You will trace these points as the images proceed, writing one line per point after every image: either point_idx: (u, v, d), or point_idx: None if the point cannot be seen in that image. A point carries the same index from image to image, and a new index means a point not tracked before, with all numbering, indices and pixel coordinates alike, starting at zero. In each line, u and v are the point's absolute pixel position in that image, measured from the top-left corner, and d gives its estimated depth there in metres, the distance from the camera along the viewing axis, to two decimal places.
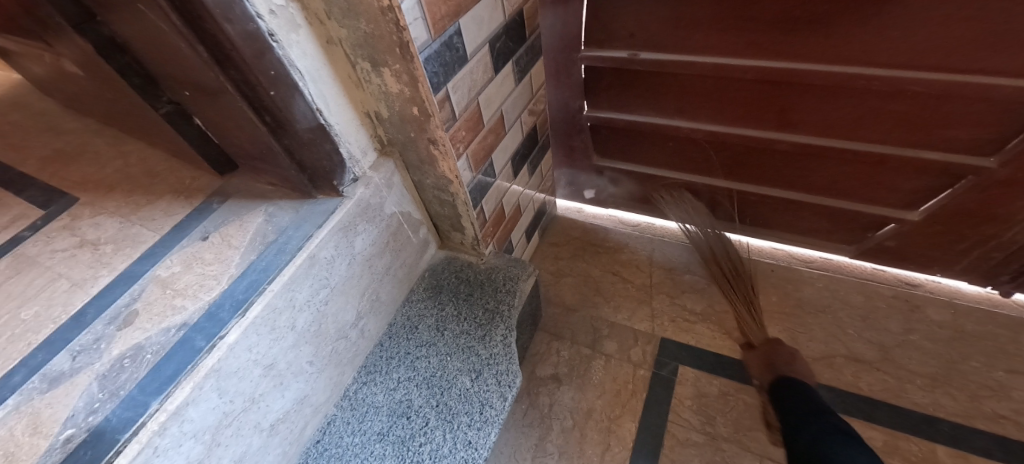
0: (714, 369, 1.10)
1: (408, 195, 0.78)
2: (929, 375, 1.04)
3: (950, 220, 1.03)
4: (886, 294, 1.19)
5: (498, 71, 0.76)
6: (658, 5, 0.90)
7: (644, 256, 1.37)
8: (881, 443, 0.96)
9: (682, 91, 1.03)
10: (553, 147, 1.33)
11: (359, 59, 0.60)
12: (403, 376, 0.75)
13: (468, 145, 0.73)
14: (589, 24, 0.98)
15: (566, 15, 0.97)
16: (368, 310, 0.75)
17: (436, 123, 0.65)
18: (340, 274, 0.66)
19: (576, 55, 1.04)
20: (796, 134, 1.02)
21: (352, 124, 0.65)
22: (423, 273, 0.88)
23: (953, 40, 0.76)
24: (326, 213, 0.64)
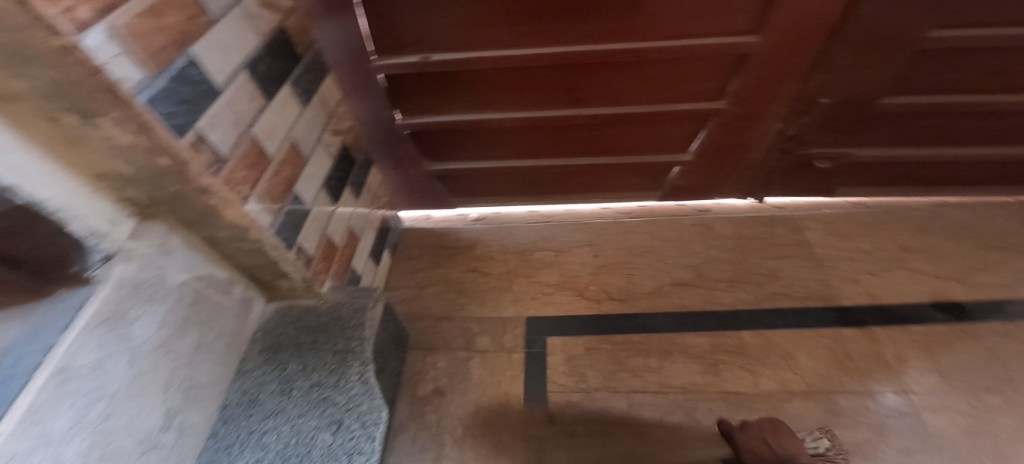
0: (575, 330, 1.19)
1: (199, 258, 0.70)
2: (730, 279, 1.26)
3: (716, 154, 1.26)
4: (688, 224, 1.41)
5: (272, 98, 0.74)
6: (436, 7, 0.92)
7: (497, 246, 1.42)
8: (709, 345, 1.12)
9: (483, 84, 1.08)
10: (378, 163, 1.27)
11: (60, 113, 0.50)
12: (251, 458, 0.70)
13: (254, 186, 0.69)
14: (372, 32, 0.97)
15: (347, 27, 0.94)
16: (182, 403, 0.67)
17: (196, 171, 0.59)
18: (122, 379, 0.57)
19: (369, 66, 1.01)
20: (588, 107, 1.14)
21: (86, 199, 0.56)
22: (253, 335, 0.82)
23: (676, 9, 0.92)
24: (75, 309, 0.54)
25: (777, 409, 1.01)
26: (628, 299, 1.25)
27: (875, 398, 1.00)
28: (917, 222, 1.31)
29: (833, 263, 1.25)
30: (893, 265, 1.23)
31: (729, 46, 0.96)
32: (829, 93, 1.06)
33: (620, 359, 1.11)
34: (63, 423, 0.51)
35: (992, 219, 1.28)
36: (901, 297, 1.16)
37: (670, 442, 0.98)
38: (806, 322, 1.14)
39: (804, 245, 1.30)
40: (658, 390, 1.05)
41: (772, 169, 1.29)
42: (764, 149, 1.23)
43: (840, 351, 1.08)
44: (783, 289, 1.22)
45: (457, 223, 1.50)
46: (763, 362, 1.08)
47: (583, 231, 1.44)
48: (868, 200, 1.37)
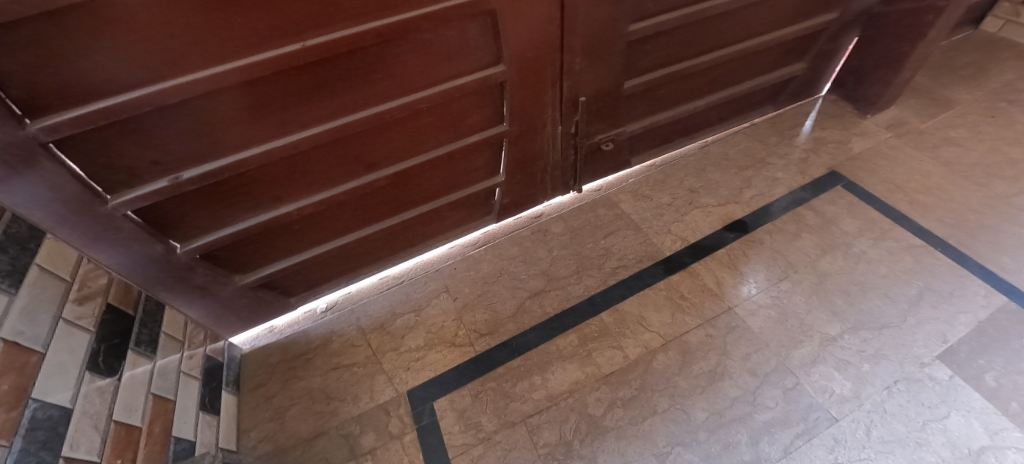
0: (458, 382, 1.15)
1: None
2: (575, 270, 1.34)
3: (520, 169, 1.33)
4: (527, 234, 1.46)
5: None
6: (162, 126, 0.83)
7: (354, 329, 1.30)
8: (578, 340, 1.18)
9: (259, 183, 1.01)
10: (174, 301, 1.10)
11: None
12: None
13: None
14: (94, 173, 0.83)
15: (53, 180, 0.79)
16: None
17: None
18: None
19: (109, 209, 0.87)
20: (382, 169, 1.12)
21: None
22: None
23: (416, 63, 0.95)
24: None
25: (647, 371, 1.10)
26: (497, 329, 1.24)
27: (713, 324, 1.16)
28: (693, 165, 1.55)
29: (649, 224, 1.41)
30: (688, 207, 1.43)
31: (479, 79, 1.03)
32: (584, 91, 1.19)
33: (508, 391, 1.11)
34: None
35: (739, 144, 1.58)
36: (701, 232, 1.36)
37: (575, 449, 1.01)
38: (644, 283, 1.27)
39: (622, 217, 1.44)
40: (550, 404, 1.08)
41: (573, 163, 1.40)
42: (558, 148, 1.33)
43: (676, 296, 1.22)
44: (619, 262, 1.33)
45: (305, 322, 1.35)
46: (623, 334, 1.17)
47: (436, 279, 1.39)
48: (655, 159, 1.58)
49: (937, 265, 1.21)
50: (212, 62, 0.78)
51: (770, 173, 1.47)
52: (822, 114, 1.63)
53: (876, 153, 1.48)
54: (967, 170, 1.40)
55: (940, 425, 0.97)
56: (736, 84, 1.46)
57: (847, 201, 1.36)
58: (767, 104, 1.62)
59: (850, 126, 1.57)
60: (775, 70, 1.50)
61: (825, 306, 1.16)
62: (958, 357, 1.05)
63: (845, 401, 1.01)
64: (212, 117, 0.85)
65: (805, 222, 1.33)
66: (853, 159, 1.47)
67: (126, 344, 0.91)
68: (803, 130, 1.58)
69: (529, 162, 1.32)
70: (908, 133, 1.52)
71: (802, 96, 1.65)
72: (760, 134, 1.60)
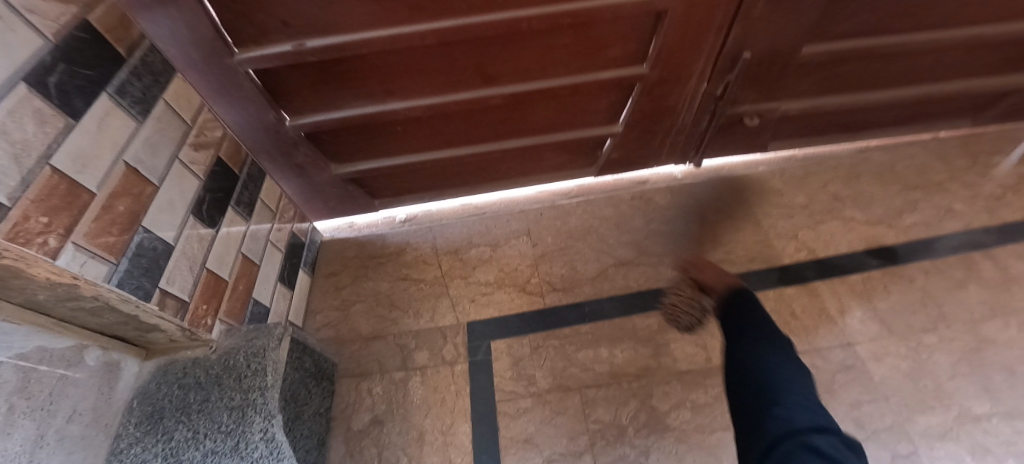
0: (520, 329, 1.09)
1: (21, 326, 0.57)
2: (672, 251, 1.20)
3: (643, 123, 1.18)
4: (627, 198, 1.32)
5: (84, 114, 0.58)
6: None
7: (428, 247, 1.28)
8: (657, 325, 1.07)
9: (378, 71, 0.96)
10: (273, 171, 1.12)
11: None
12: None
13: (68, 232, 0.55)
14: (225, 20, 0.82)
15: (187, 15, 0.77)
16: None
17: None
18: None
19: (233, 61, 0.86)
20: (500, 85, 1.03)
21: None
22: (129, 404, 0.72)
23: None
24: None
25: None
26: (573, 288, 1.16)
27: (821, 356, 0.98)
28: (845, 168, 1.31)
29: (772, 222, 1.22)
30: (826, 215, 1.22)
31: (637, 3, 0.88)
32: (753, 46, 1.00)
33: (570, 355, 1.04)
34: None
35: (912, 158, 1.30)
36: (835, 248, 1.15)
37: (627, 436, 0.92)
38: (750, 286, 1.11)
39: (741, 206, 1.26)
40: (611, 381, 0.99)
41: (705, 130, 1.23)
42: (693, 110, 1.16)
43: (785, 312, 1.05)
44: (726, 254, 1.17)
45: (383, 227, 1.34)
46: (712, 334, 1.04)
47: (520, 219, 1.31)
48: (798, 152, 1.36)
49: None
50: None
51: (944, 202, 1.21)
52: None
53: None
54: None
55: None
56: (938, 83, 1.18)
57: None
58: (966, 118, 1.31)
59: None
60: (998, 76, 1.19)
61: (977, 376, 0.94)
62: None
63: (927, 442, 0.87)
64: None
65: (977, 271, 1.08)
66: None
67: (228, 200, 0.91)
68: (1003, 161, 1.27)
69: (656, 118, 1.17)
70: None
71: (1016, 117, 1.31)
72: (943, 152, 1.30)
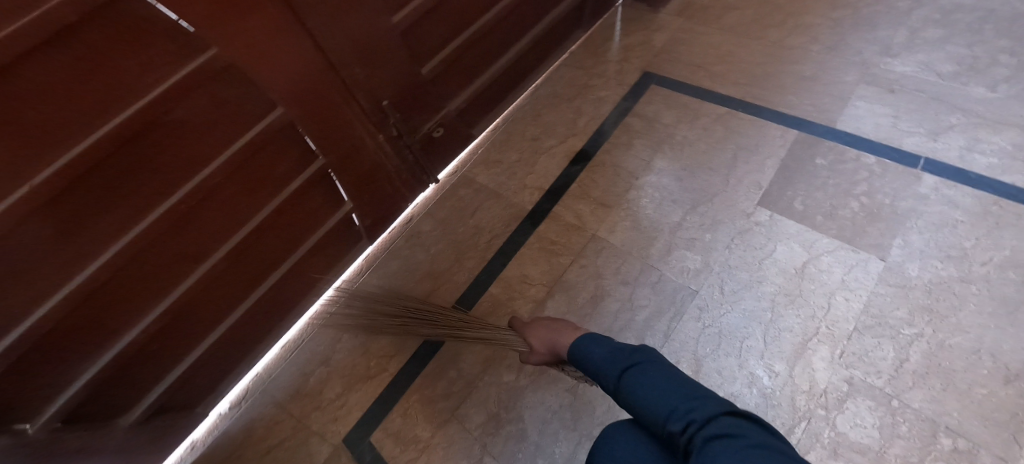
0: (385, 409, 1.18)
1: None
2: (455, 258, 1.37)
3: (362, 191, 1.32)
4: (402, 244, 1.44)
5: None
6: None
7: (272, 406, 1.25)
8: (475, 321, 1.24)
9: (77, 319, 0.94)
10: None
11: None
12: None
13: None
14: None
15: None
16: None
17: None
18: None
19: None
20: (211, 256, 1.09)
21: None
22: None
23: (177, 141, 0.90)
24: None
25: (542, 320, 1.20)
26: (405, 345, 1.26)
27: (582, 254, 1.26)
28: (528, 113, 1.62)
29: (505, 188, 1.46)
30: (534, 159, 1.49)
31: (262, 132, 1.01)
32: (384, 94, 1.23)
33: (432, 396, 1.17)
34: None
35: (562, 79, 1.68)
36: (551, 177, 1.44)
37: (503, 418, 1.09)
38: (516, 246, 1.34)
39: (482, 190, 1.48)
40: (470, 390, 1.15)
41: (415, 161, 1.41)
42: (391, 156, 1.34)
43: (547, 244, 1.31)
44: (492, 234, 1.38)
45: (223, 422, 1.27)
46: (513, 297, 1.25)
47: (332, 323, 1.35)
48: (496, 123, 1.63)
49: (742, 123, 1.36)
50: None
51: (595, 94, 1.60)
52: (624, 22, 1.76)
53: (673, 43, 1.65)
54: (748, 27, 1.60)
55: (771, 257, 1.11)
56: (529, 29, 1.55)
57: (661, 95, 1.51)
58: (573, 33, 1.72)
59: (648, 23, 1.74)
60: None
61: (666, 197, 1.28)
62: (773, 196, 1.20)
63: (652, 264, 1.19)
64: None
65: (633, 129, 1.47)
66: (658, 55, 1.62)
67: None
68: (612, 44, 1.72)
69: (368, 181, 1.32)
70: (696, 11, 1.71)
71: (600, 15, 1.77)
72: (577, 63, 1.71)
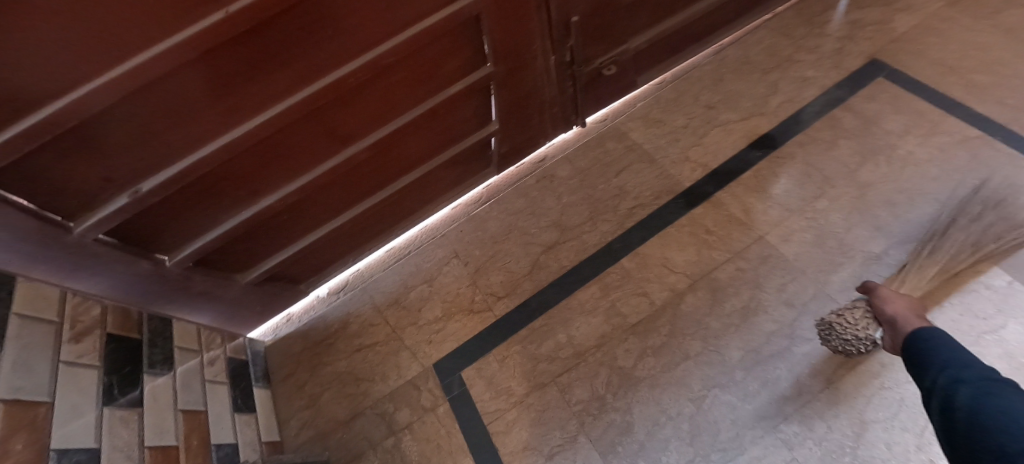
0: (481, 350, 1.11)
1: None
2: (588, 215, 1.22)
3: (513, 113, 1.20)
4: (532, 183, 1.31)
5: None
6: (112, 136, 0.77)
7: (369, 307, 1.23)
8: (598, 291, 1.12)
9: (227, 171, 0.93)
10: (163, 310, 1.02)
11: None
12: None
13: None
14: (47, 189, 0.78)
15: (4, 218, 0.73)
16: None
17: None
18: None
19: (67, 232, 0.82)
20: (360, 140, 1.04)
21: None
22: None
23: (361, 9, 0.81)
24: None
25: (676, 315, 1.05)
26: (515, 290, 1.16)
27: (743, 256, 1.08)
28: (708, 76, 1.37)
29: (664, 152, 1.26)
30: (707, 127, 1.27)
31: (444, 21, 0.90)
32: (577, 9, 1.06)
33: (534, 353, 1.09)
34: None
35: (761, 43, 1.39)
36: (723, 155, 1.22)
37: (609, 403, 1.01)
38: (664, 221, 1.16)
39: (634, 148, 1.28)
40: (577, 361, 1.06)
41: (573, 96, 1.26)
42: (553, 81, 1.19)
43: (701, 231, 1.12)
44: (638, 200, 1.21)
45: (321, 306, 1.28)
46: (648, 278, 1.10)
47: (443, 244, 1.27)
48: (666, 76, 1.40)
49: (997, 157, 1.06)
50: (153, 37, 0.65)
51: (798, 72, 1.31)
52: None
53: (920, 31, 1.30)
54: None
55: (997, 336, 0.89)
56: None
57: (889, 94, 1.21)
58: None
59: None
60: None
61: (869, 220, 1.05)
62: (1019, 261, 0.95)
63: (832, 295, 1.00)
64: (142, 115, 0.76)
65: (842, 126, 1.19)
66: (897, 42, 1.29)
67: (140, 369, 0.90)
68: (835, 14, 1.40)
69: (524, 104, 1.19)
70: None
71: None
72: (783, 28, 1.41)
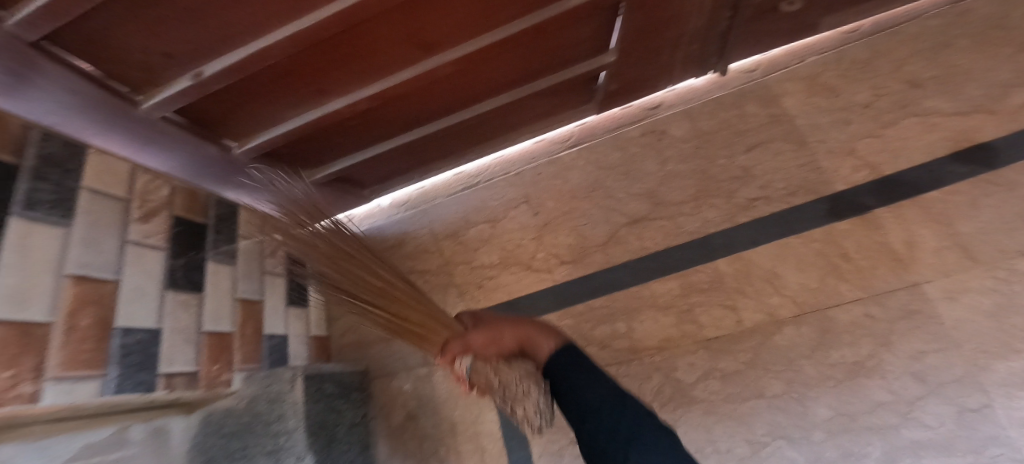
0: (531, 312, 1.05)
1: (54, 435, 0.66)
2: (694, 194, 1.00)
3: (638, 45, 0.94)
4: (635, 135, 1.09)
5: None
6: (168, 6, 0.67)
7: (427, 233, 1.20)
8: (678, 288, 0.96)
9: (295, 65, 0.82)
10: (230, 193, 1.02)
11: None
12: None
13: (45, 372, 0.60)
14: (109, 57, 0.72)
15: (59, 84, 0.69)
16: None
17: None
18: None
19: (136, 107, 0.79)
20: (446, 51, 0.86)
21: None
22: (184, 452, 0.83)
23: None
24: None
25: (764, 345, 0.88)
26: (583, 259, 1.05)
27: (880, 303, 0.84)
28: (930, 35, 0.96)
29: (821, 135, 0.96)
30: (897, 113, 0.93)
31: None
32: None
33: (585, 333, 0.99)
34: None
35: None
36: (905, 159, 0.90)
37: (652, 412, 0.91)
38: (789, 227, 0.93)
39: (781, 120, 0.99)
40: (631, 357, 0.95)
41: (722, 33, 0.96)
42: (702, 11, 0.89)
43: (833, 255, 0.89)
44: (763, 190, 0.96)
45: (382, 215, 1.26)
46: (744, 291, 0.91)
47: (515, 185, 1.16)
48: (862, 23, 1.01)
49: None
50: None
51: None
52: None
53: None
54: None
55: None
56: None
57: None
58: None
59: None
60: None
61: None
62: None
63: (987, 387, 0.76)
64: None
65: None
66: None
67: (203, 254, 0.91)
68: None
69: (654, 35, 0.92)
70: None
71: None
72: None
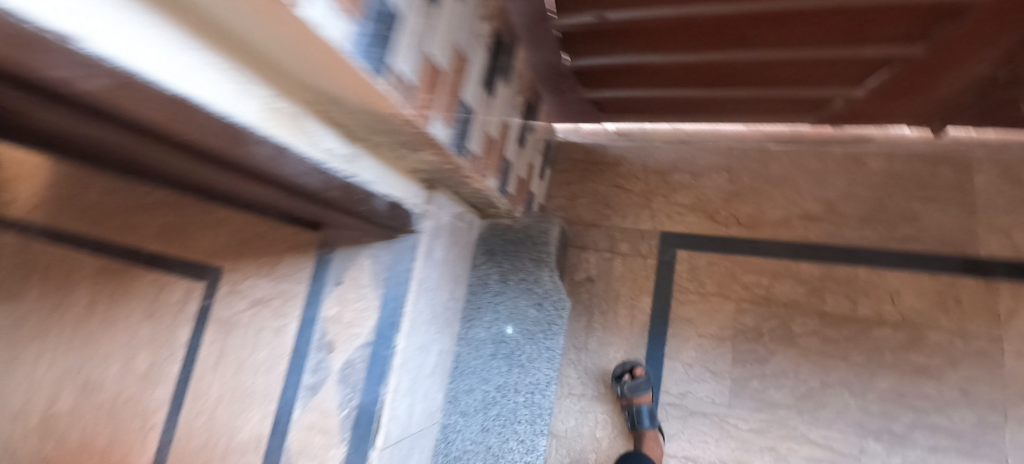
0: (702, 246, 1.47)
1: (457, 202, 1.22)
2: (864, 215, 1.34)
3: (892, 90, 1.16)
4: (837, 154, 1.41)
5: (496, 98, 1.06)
6: None
7: (640, 165, 1.61)
8: (819, 273, 1.34)
9: (651, 30, 1.10)
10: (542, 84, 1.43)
11: (408, 152, 0.91)
12: (496, 317, 1.34)
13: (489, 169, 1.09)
14: None
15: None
16: (456, 286, 1.29)
17: (470, 169, 0.99)
18: (434, 277, 1.16)
19: (550, 23, 1.16)
20: (754, 54, 1.11)
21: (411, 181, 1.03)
22: (477, 242, 1.38)
23: None
24: (412, 247, 1.08)
25: (864, 331, 1.27)
26: (756, 227, 1.43)
27: (964, 338, 1.20)
28: None
29: (987, 213, 1.26)
30: None
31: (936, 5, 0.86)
32: None
33: (736, 274, 1.41)
34: (436, 256, 1.16)
35: None
36: None
37: (763, 339, 1.34)
38: (927, 265, 1.26)
39: (963, 189, 1.28)
40: (764, 302, 1.36)
41: (966, 104, 1.16)
42: (957, 84, 1.09)
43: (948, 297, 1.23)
44: (919, 233, 1.29)
45: (604, 137, 1.66)
46: (867, 294, 1.28)
47: (722, 154, 1.52)
48: None
49: None
50: None
51: None
52: None
53: None
54: None
55: None
56: None
57: None
58: None
59: None
60: None
61: None
62: None
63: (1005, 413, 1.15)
64: None
65: None
66: None
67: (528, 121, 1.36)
68: None
69: (910, 85, 1.13)
70: None
71: None
72: None
